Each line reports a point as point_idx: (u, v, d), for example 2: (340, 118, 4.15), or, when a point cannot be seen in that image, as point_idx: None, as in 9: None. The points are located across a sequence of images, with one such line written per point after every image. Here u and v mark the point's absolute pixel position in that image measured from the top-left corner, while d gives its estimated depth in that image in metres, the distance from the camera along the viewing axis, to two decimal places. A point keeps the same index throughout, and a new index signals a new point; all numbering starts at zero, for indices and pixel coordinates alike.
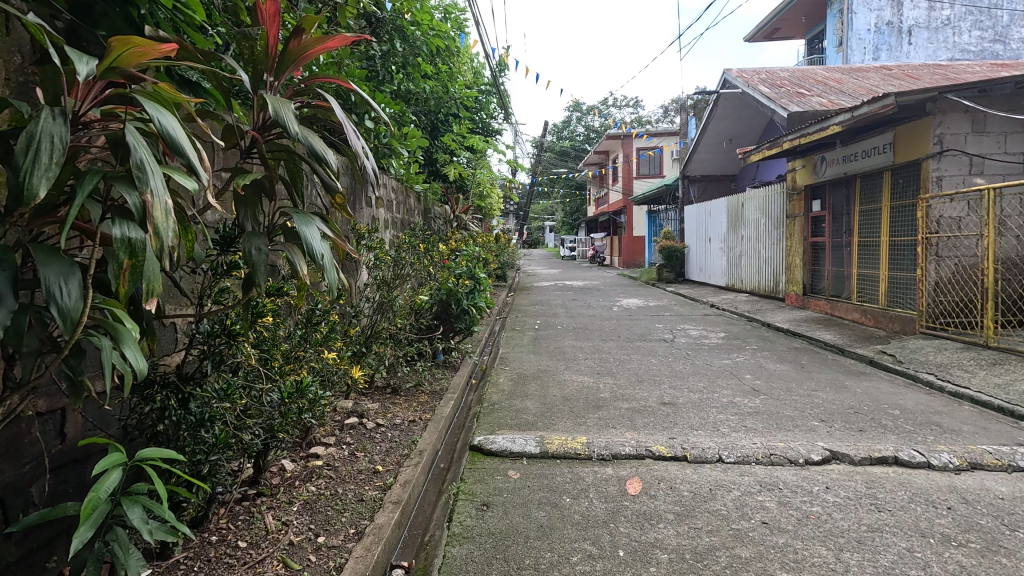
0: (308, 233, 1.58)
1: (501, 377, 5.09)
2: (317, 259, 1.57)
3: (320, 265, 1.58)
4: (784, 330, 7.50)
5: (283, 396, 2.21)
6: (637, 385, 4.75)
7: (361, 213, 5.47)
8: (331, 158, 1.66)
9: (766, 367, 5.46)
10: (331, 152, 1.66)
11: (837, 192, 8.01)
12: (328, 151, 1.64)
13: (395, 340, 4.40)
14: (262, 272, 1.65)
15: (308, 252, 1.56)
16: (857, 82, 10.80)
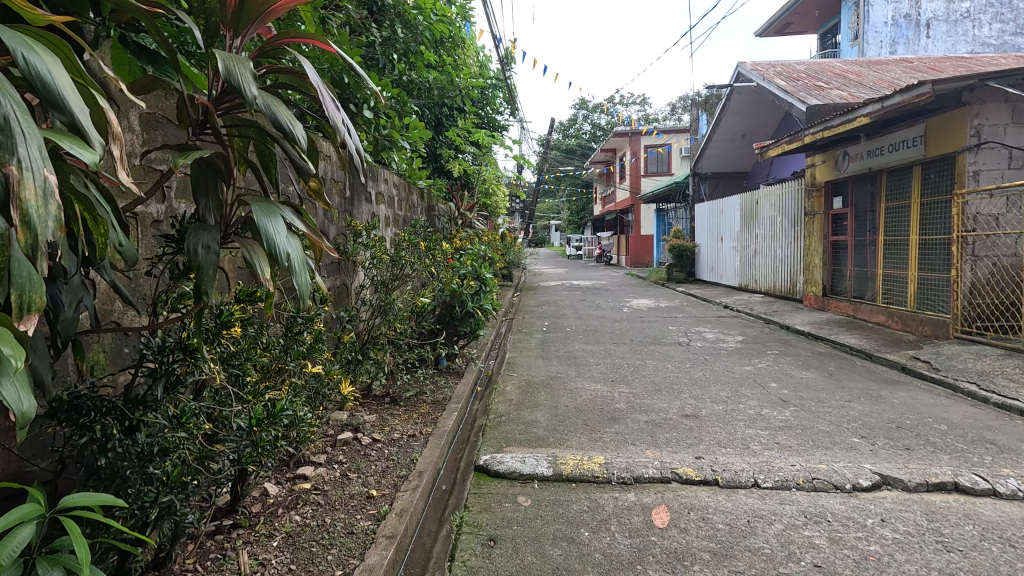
0: (270, 229, 1.24)
1: (508, 385, 4.76)
2: (281, 263, 1.23)
3: (285, 269, 1.23)
4: (805, 333, 7.14)
5: (252, 422, 1.84)
6: (656, 395, 4.41)
7: (361, 210, 5.16)
8: (301, 133, 1.30)
9: (791, 374, 5.10)
10: (301, 123, 1.30)
11: (860, 189, 7.64)
12: (297, 123, 1.28)
13: (395, 346, 4.09)
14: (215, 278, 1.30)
15: (269, 253, 1.22)
16: (878, 74, 10.40)
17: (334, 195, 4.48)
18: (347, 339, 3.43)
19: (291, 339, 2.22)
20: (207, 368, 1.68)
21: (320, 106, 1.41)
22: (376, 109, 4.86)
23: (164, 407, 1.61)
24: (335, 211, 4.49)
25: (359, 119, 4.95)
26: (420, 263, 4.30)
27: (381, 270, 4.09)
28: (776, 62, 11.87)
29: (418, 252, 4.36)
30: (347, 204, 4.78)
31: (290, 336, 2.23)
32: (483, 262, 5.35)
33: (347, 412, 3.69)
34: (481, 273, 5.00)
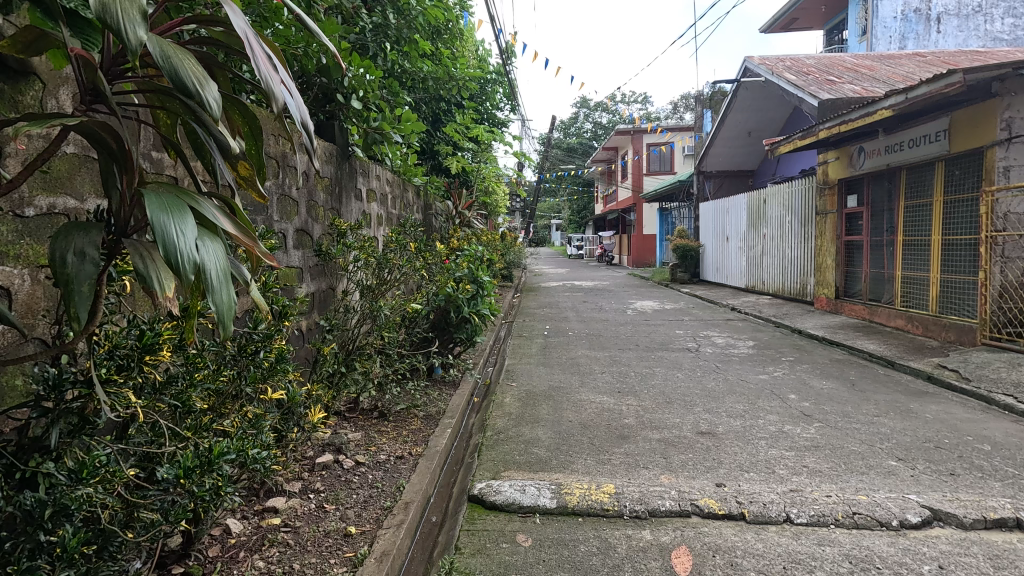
0: (170, 230, 0.91)
1: (507, 397, 4.43)
2: (181, 276, 0.90)
3: (187, 284, 0.90)
4: (819, 338, 6.80)
5: (178, 475, 1.43)
6: (667, 409, 4.07)
7: (349, 207, 4.82)
8: (215, 98, 0.97)
9: (810, 384, 4.76)
10: (216, 85, 0.97)
11: (877, 187, 7.30)
12: (209, 84, 0.95)
13: (385, 356, 3.77)
14: (86, 298, 1.04)
15: (164, 263, 0.89)
16: (891, 68, 10.06)
17: (318, 193, 4.15)
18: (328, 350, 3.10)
19: (245, 360, 1.88)
20: (128, 403, 1.35)
21: (248, 62, 1.06)
22: (366, 99, 4.53)
23: (67, 455, 1.27)
24: (321, 209, 4.17)
25: (348, 110, 4.62)
26: (414, 265, 3.96)
27: (370, 273, 3.76)
28: (785, 56, 11.52)
29: (410, 252, 4.02)
30: (333, 202, 4.45)
31: (243, 356, 1.87)
32: (481, 264, 5.00)
33: (330, 430, 3.35)
34: (478, 275, 4.63)
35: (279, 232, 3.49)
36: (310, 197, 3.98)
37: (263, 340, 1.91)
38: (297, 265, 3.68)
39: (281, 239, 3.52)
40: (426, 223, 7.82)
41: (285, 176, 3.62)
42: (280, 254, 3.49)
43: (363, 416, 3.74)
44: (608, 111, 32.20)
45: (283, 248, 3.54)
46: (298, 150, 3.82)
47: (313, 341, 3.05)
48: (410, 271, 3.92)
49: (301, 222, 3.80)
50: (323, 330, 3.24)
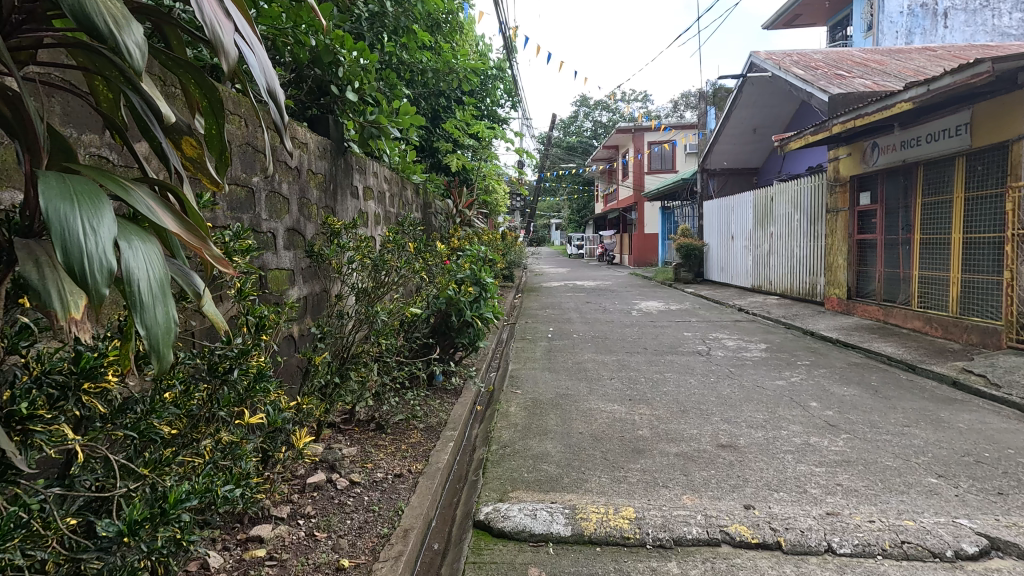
0: (75, 226, 0.82)
1: (512, 405, 4.19)
2: (87, 285, 0.81)
3: (93, 296, 0.80)
4: (833, 340, 6.57)
5: (123, 530, 1.17)
6: (683, 419, 3.83)
7: (344, 205, 4.59)
8: (138, 45, 0.91)
9: (830, 390, 4.52)
10: (138, 27, 0.91)
11: (892, 183, 7.08)
12: (128, 25, 0.89)
13: (382, 363, 3.54)
14: None
15: (63, 267, 0.79)
16: (902, 63, 9.82)
17: (312, 190, 3.93)
18: (321, 359, 2.88)
19: (216, 383, 1.62)
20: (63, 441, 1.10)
21: (189, 5, 0.96)
22: (363, 91, 4.30)
23: None
24: (314, 207, 3.95)
25: (343, 103, 4.39)
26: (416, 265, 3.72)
27: (367, 275, 3.52)
28: (792, 51, 11.29)
29: (410, 252, 3.78)
30: (328, 200, 4.23)
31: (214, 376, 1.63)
32: (483, 265, 4.75)
33: (323, 445, 3.11)
34: (481, 277, 4.38)
35: (267, 231, 3.26)
36: (302, 195, 3.75)
37: (241, 358, 1.65)
38: (287, 267, 3.45)
39: (270, 240, 3.30)
40: (425, 223, 7.58)
41: (275, 171, 3.39)
42: (269, 255, 3.26)
43: (359, 429, 3.50)
44: (608, 109, 31.95)
45: (272, 248, 3.32)
46: (289, 145, 3.59)
47: (303, 350, 2.82)
48: (409, 273, 3.69)
49: (292, 221, 3.58)
50: (315, 338, 3.01)
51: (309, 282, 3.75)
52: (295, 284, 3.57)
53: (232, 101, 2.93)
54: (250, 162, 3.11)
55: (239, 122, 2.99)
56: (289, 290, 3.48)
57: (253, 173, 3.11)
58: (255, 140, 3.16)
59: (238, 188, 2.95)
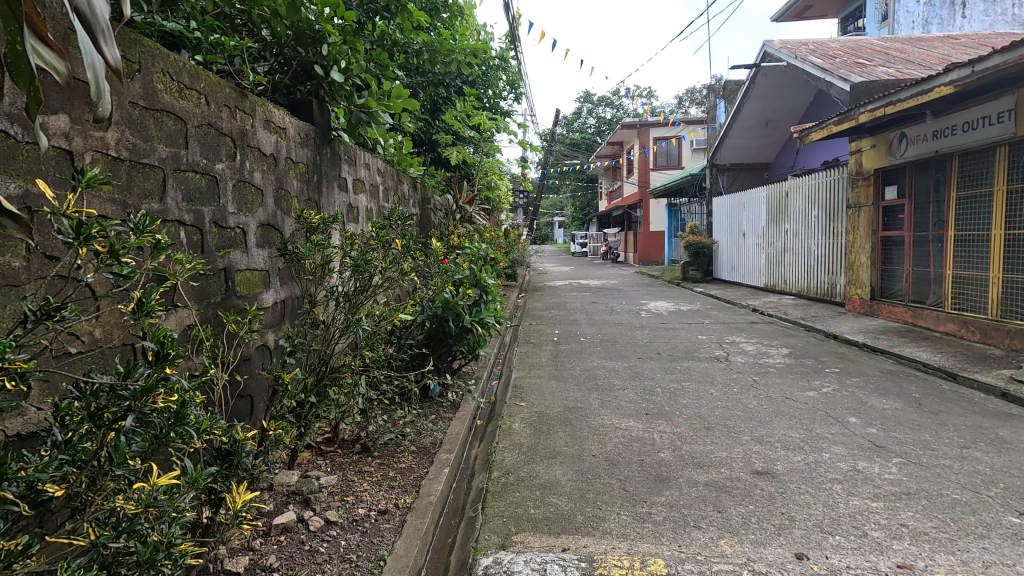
0: None
1: (515, 421, 3.77)
2: None
3: None
4: (860, 344, 6.13)
5: None
6: (709, 439, 3.41)
7: (331, 199, 4.18)
8: None
9: (868, 404, 4.08)
10: None
11: (921, 176, 6.64)
12: None
13: (369, 377, 3.13)
14: None
15: None
16: (924, 50, 9.36)
17: (291, 180, 3.51)
18: (291, 377, 2.43)
19: (107, 434, 1.19)
20: None
21: None
22: (351, 71, 3.88)
23: None
24: (294, 200, 3.53)
25: (329, 85, 3.96)
26: (407, 266, 3.09)
27: (350, 277, 2.95)
28: (808, 40, 10.81)
29: (400, 251, 3.11)
30: (312, 192, 3.82)
31: (100, 428, 1.19)
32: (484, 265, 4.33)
33: (298, 473, 2.72)
34: (481, 278, 3.95)
35: (235, 227, 2.85)
36: (279, 186, 3.33)
37: (143, 400, 1.22)
38: (257, 267, 3.04)
39: (239, 236, 2.89)
40: (423, 219, 7.14)
41: (246, 158, 2.96)
42: (237, 254, 2.87)
43: (341, 452, 3.10)
44: (612, 106, 31.48)
45: (242, 246, 2.92)
46: (263, 129, 3.16)
47: (268, 367, 2.38)
48: (397, 274, 3.06)
49: (267, 215, 3.16)
50: (283, 352, 2.50)
51: (286, 284, 3.36)
52: (270, 287, 3.18)
53: (189, 74, 2.48)
54: (214, 147, 2.67)
55: (199, 98, 2.55)
56: (263, 294, 3.10)
57: (217, 160, 2.68)
58: (220, 122, 2.72)
59: (198, 176, 2.54)
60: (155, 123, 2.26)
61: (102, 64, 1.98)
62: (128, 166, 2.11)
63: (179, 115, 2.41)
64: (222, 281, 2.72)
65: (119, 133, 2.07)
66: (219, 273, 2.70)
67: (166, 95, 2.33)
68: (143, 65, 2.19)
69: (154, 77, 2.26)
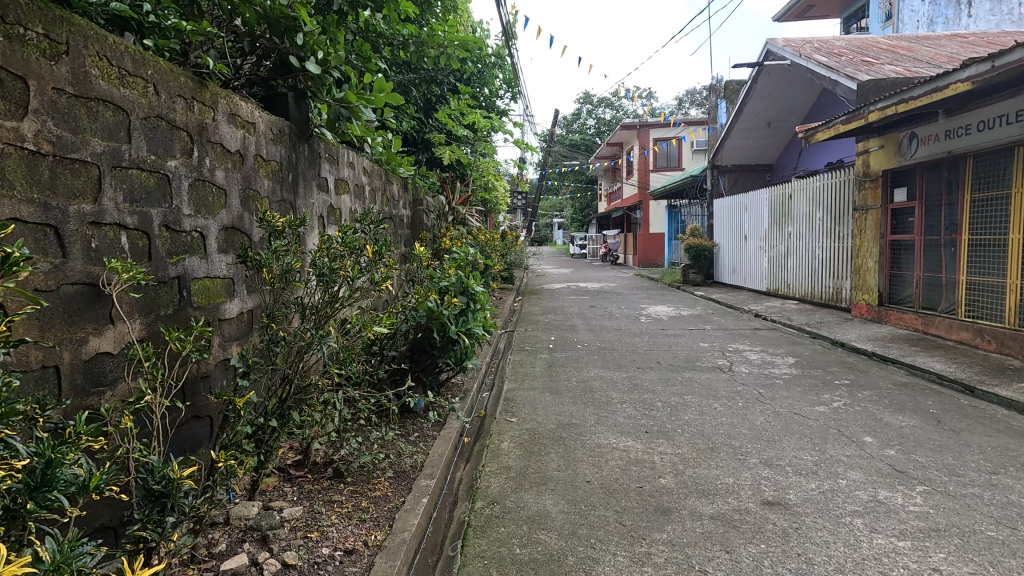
0: None
1: (504, 440, 3.50)
2: None
3: None
4: (869, 353, 5.86)
5: None
6: (713, 462, 3.13)
7: (309, 200, 3.91)
8: None
9: (883, 421, 3.80)
10: None
11: (933, 178, 6.38)
12: None
13: (342, 394, 2.85)
14: None
15: None
16: (932, 48, 9.10)
17: (262, 180, 3.24)
18: (246, 402, 2.14)
19: None
20: None
21: None
22: (331, 62, 3.60)
23: None
24: (265, 201, 3.27)
25: (306, 77, 3.70)
26: (381, 276, 2.71)
27: (316, 287, 2.61)
28: (813, 38, 10.56)
29: (373, 258, 2.75)
30: (285, 191, 3.55)
31: None
32: (474, 270, 4.06)
33: (260, 504, 2.45)
34: (468, 285, 3.65)
35: (192, 231, 2.58)
36: (246, 185, 3.06)
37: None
38: (218, 275, 2.78)
39: (197, 241, 2.62)
40: (413, 221, 6.87)
41: (206, 155, 2.69)
42: (195, 261, 2.59)
43: (312, 477, 2.83)
44: (612, 107, 31.25)
45: (201, 252, 2.65)
46: (227, 123, 2.88)
47: (217, 391, 2.07)
48: (370, 284, 2.69)
49: (230, 217, 2.90)
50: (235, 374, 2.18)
51: (253, 292, 3.09)
52: (234, 296, 2.92)
53: (134, 59, 2.21)
54: (165, 143, 2.40)
55: (145, 87, 2.28)
56: (226, 304, 2.83)
57: (169, 156, 2.42)
58: (173, 114, 2.46)
59: (145, 175, 2.27)
60: (88, 113, 1.99)
61: (14, 43, 1.72)
62: (51, 161, 1.85)
63: (119, 105, 2.14)
64: (175, 290, 2.46)
65: (38, 122, 1.80)
66: (172, 282, 2.44)
67: (103, 82, 2.06)
68: (72, 47, 1.92)
69: (86, 60, 1.98)
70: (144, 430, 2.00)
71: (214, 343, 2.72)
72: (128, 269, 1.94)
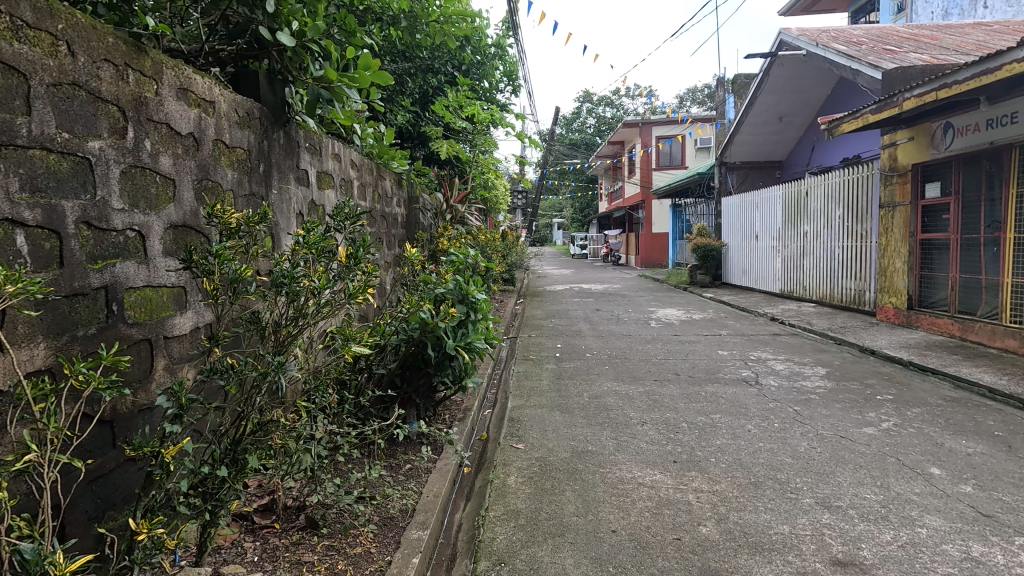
0: None
1: (511, 473, 3.00)
2: None
3: None
4: (905, 363, 5.36)
5: None
6: (761, 503, 2.63)
7: (285, 194, 3.42)
8: None
9: (946, 446, 3.31)
10: None
11: (972, 172, 5.90)
12: None
13: (316, 426, 2.33)
14: None
15: None
16: (957, 37, 8.60)
17: (223, 170, 2.74)
18: (178, 453, 1.61)
19: None
20: None
21: None
22: (307, 34, 3.11)
23: None
24: (227, 195, 2.77)
25: (280, 52, 3.21)
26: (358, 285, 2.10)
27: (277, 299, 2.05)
28: (828, 27, 10.08)
29: (347, 264, 2.11)
30: (255, 184, 3.05)
31: None
32: (474, 275, 3.56)
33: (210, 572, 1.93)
34: (468, 293, 3.16)
35: (125, 229, 2.08)
36: (201, 175, 2.55)
37: None
38: (164, 282, 2.28)
39: (133, 241, 2.12)
40: (408, 220, 6.39)
41: (145, 137, 2.19)
42: (130, 266, 2.10)
43: (281, 529, 2.32)
44: (612, 106, 30.79)
45: (139, 255, 2.15)
46: (177, 98, 2.39)
47: (135, 440, 1.53)
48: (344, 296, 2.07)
49: (181, 213, 2.40)
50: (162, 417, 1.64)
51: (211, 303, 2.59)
52: (187, 308, 2.42)
53: (36, 8, 1.71)
54: (86, 119, 1.91)
55: (54, 45, 1.79)
56: (175, 318, 2.33)
57: (91, 135, 1.92)
58: (96, 82, 1.96)
59: (54, 158, 1.78)
60: None
61: None
62: None
63: (13, 65, 1.65)
64: (101, 304, 1.96)
65: None
66: (96, 294, 1.94)
67: None
68: None
69: None
70: (34, 494, 1.50)
71: (159, 366, 2.23)
72: (13, 279, 1.41)
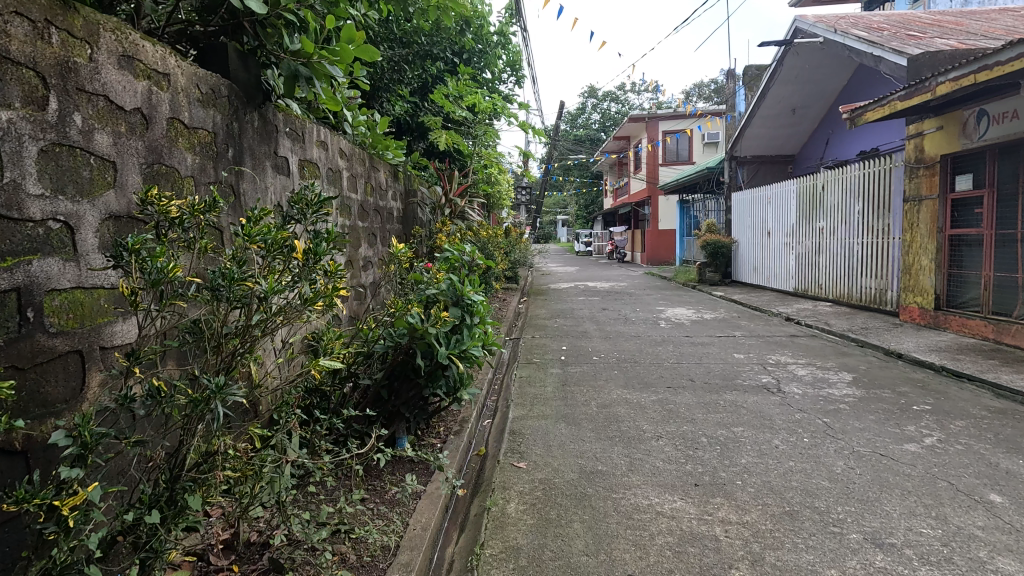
0: None
1: (511, 499, 2.64)
2: None
3: None
4: (937, 368, 4.97)
5: None
6: (802, 539, 2.26)
7: (260, 183, 3.06)
8: None
9: (1002, 468, 2.93)
10: None
11: (1009, 163, 5.52)
12: None
13: (277, 453, 1.97)
14: None
15: None
16: (984, 22, 8.15)
17: (181, 154, 2.38)
18: (82, 504, 1.25)
19: None
20: None
21: None
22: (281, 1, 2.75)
23: None
24: (186, 182, 2.41)
25: (252, 24, 2.85)
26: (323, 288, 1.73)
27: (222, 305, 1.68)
28: (846, 15, 9.65)
29: (304, 262, 1.72)
30: (222, 170, 2.70)
31: None
32: (470, 273, 3.21)
33: None
34: (463, 294, 2.80)
35: (46, 219, 1.73)
36: (151, 158, 2.20)
37: None
38: (100, 282, 1.93)
39: (58, 233, 1.77)
40: (404, 215, 6.03)
41: (74, 110, 1.84)
42: (54, 264, 1.75)
43: (240, 573, 1.98)
44: (617, 101, 30.34)
45: (67, 251, 1.80)
46: (119, 66, 2.03)
47: (17, 492, 1.17)
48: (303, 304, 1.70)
49: (124, 201, 2.05)
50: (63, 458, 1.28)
51: None
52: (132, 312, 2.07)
53: None
54: None
55: None
56: (116, 324, 1.98)
57: None
58: (3, 40, 1.61)
59: None
60: None
61: None
62: None
63: None
64: (12, 309, 1.61)
65: None
66: (5, 298, 1.59)
67: None
68: None
69: None
70: None
71: (93, 383, 1.88)
72: None
